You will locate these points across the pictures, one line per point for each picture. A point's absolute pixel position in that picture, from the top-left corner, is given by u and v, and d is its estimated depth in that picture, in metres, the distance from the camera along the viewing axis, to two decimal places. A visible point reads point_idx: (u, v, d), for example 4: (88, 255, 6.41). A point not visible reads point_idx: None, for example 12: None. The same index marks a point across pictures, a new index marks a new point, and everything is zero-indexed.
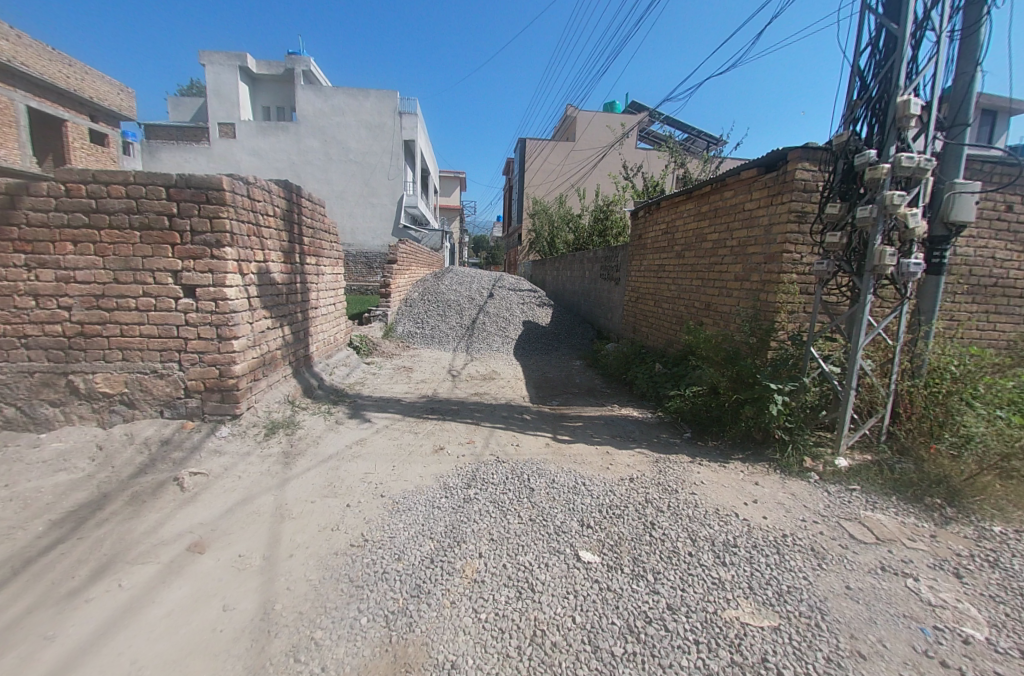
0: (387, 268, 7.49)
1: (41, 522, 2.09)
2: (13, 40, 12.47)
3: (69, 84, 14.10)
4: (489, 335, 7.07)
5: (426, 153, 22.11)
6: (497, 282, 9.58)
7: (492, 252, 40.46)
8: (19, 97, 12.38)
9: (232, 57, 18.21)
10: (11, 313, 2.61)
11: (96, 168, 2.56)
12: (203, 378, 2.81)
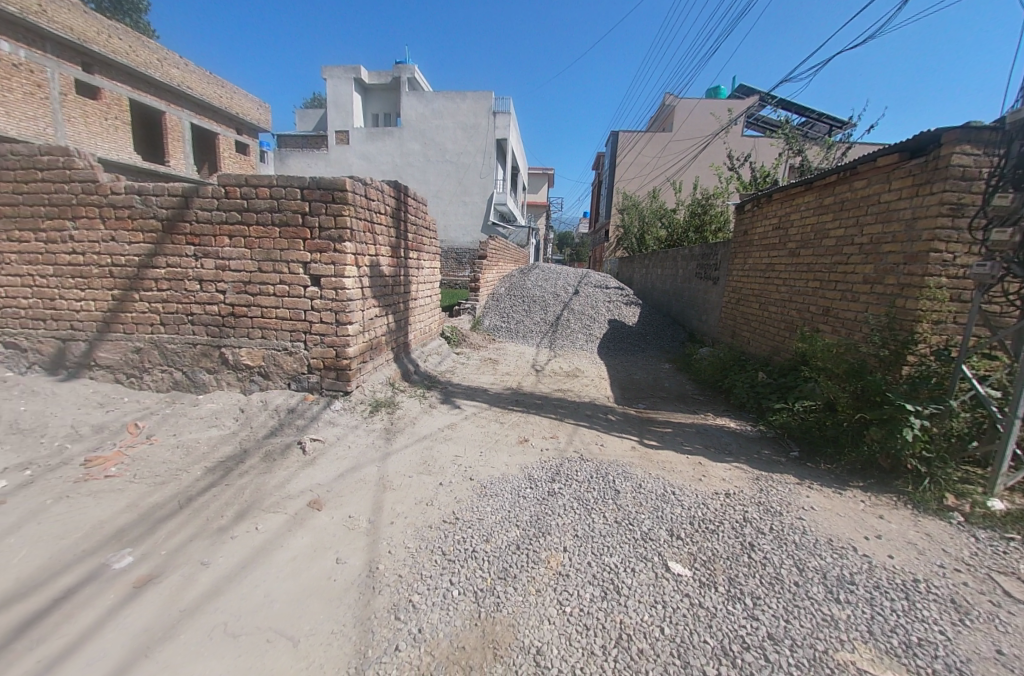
0: (477, 263, 7.84)
1: (200, 468, 2.55)
2: (184, 69, 15.20)
3: (222, 104, 16.82)
4: (573, 332, 7.04)
5: (516, 151, 22.53)
6: (583, 279, 9.49)
7: (576, 249, 40.11)
8: (184, 115, 15.30)
9: (348, 70, 20.23)
10: (183, 294, 3.18)
11: (248, 173, 3.01)
12: (323, 357, 3.18)
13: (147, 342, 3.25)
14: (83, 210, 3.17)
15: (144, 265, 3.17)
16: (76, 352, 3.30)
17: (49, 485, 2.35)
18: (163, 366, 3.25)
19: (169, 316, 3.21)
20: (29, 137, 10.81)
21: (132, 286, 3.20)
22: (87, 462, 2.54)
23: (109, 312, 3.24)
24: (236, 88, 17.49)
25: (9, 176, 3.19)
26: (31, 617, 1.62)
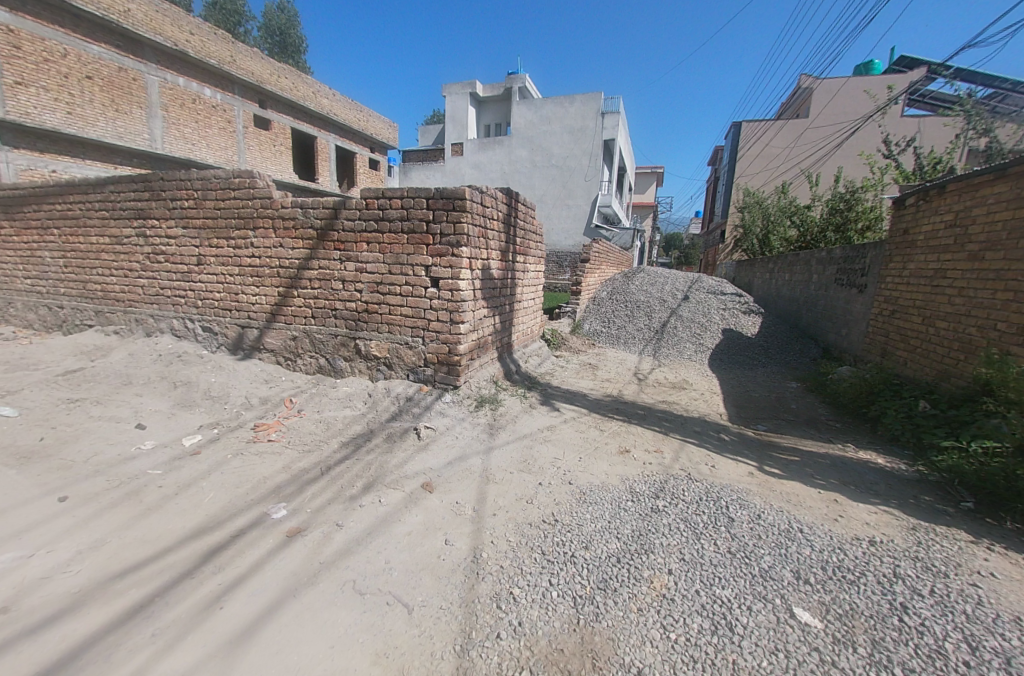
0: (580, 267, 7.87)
1: (336, 442, 2.97)
2: (331, 98, 17.80)
3: (359, 126, 19.35)
4: (680, 341, 6.62)
5: (624, 151, 21.92)
6: (694, 284, 8.86)
7: (684, 251, 37.47)
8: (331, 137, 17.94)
9: (465, 85, 21.72)
10: (329, 292, 3.72)
11: (384, 187, 3.41)
12: (438, 353, 3.46)
13: (301, 332, 3.87)
14: (260, 222, 3.89)
15: (302, 267, 3.78)
16: (251, 338, 4.08)
17: (230, 441, 2.97)
18: (312, 352, 3.85)
19: (318, 311, 3.78)
20: (219, 161, 13.89)
21: (292, 285, 3.85)
22: (256, 426, 3.14)
23: (275, 305, 3.94)
24: (371, 112, 19.95)
25: (214, 197, 4.07)
26: (217, 548, 2.07)
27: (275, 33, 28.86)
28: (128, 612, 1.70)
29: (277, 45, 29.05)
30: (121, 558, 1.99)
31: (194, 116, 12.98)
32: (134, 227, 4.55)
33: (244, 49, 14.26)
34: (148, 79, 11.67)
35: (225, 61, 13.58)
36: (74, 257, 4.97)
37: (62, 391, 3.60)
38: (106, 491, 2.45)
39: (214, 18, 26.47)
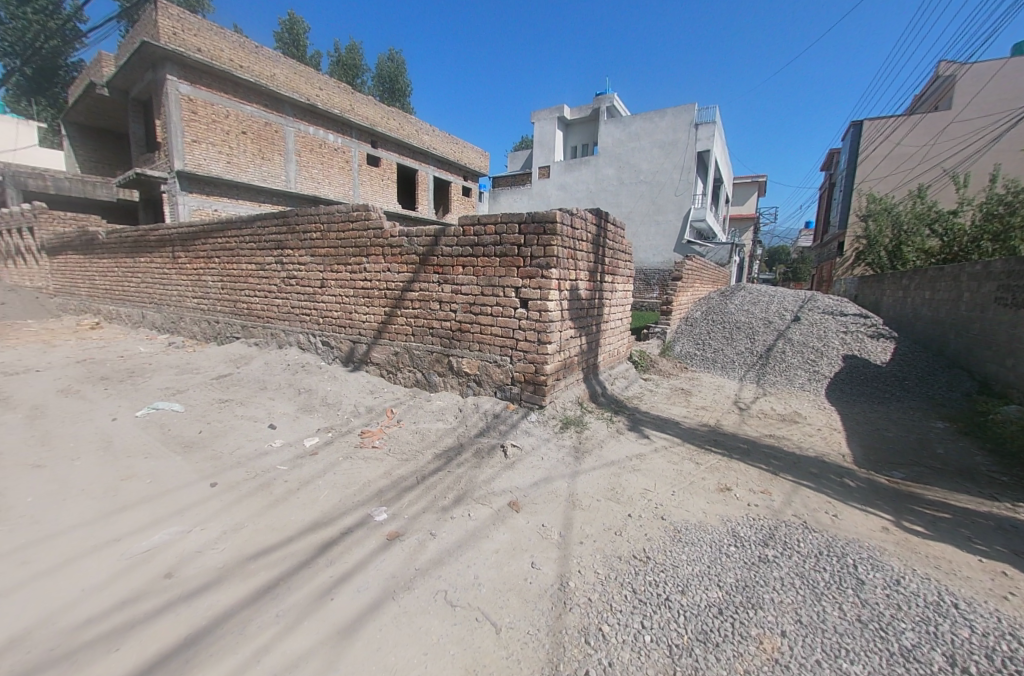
0: (672, 286, 7.59)
1: (430, 453, 3.17)
2: (430, 133, 19.55)
3: (454, 156, 20.94)
4: (790, 368, 5.95)
5: (720, 161, 20.67)
6: (806, 304, 7.94)
7: (790, 266, 33.71)
8: (430, 169, 19.69)
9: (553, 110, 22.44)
10: (428, 312, 4.02)
11: (480, 214, 3.62)
12: (525, 372, 3.53)
13: (401, 348, 4.23)
14: (372, 250, 4.37)
15: (405, 289, 4.15)
16: (360, 352, 4.56)
17: (341, 445, 3.33)
18: (410, 367, 4.18)
19: (417, 329, 4.11)
20: (339, 195, 15.90)
21: (396, 305, 4.24)
22: (363, 432, 3.48)
23: (381, 323, 4.37)
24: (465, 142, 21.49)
25: (336, 229, 4.67)
26: (328, 543, 2.30)
27: (385, 81, 32.82)
28: (259, 592, 1.96)
29: (386, 91, 33.03)
30: (255, 542, 2.32)
31: (320, 159, 15.13)
32: (273, 256, 5.38)
33: (362, 97, 16.33)
34: (288, 129, 13.93)
35: (346, 110, 15.64)
36: (230, 281, 6.01)
37: (217, 392, 4.36)
38: (247, 480, 2.90)
39: (338, 73, 31.06)
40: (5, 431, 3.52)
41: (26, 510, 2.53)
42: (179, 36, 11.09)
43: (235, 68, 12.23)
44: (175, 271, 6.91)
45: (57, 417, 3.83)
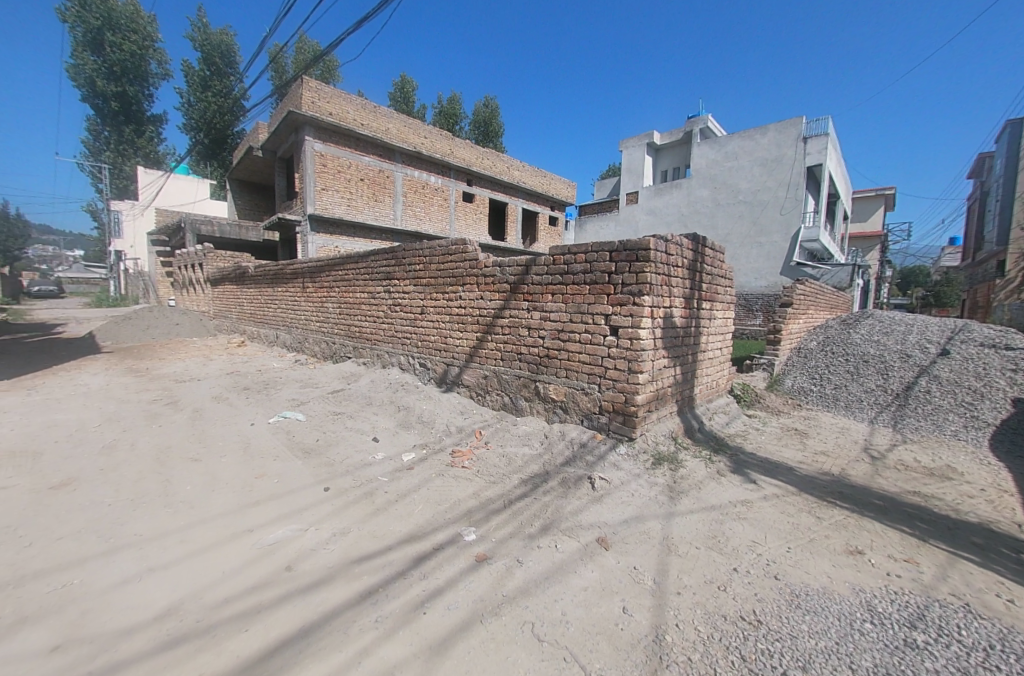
0: (781, 313, 6.91)
1: (516, 478, 3.21)
2: (520, 168, 20.67)
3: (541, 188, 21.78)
4: (939, 411, 4.94)
5: (836, 174, 18.55)
6: (960, 335, 6.61)
7: (933, 290, 28.48)
8: (518, 201, 20.74)
9: (642, 137, 22.37)
10: (517, 337, 4.16)
11: (571, 243, 3.69)
12: (614, 401, 3.43)
13: (490, 372, 4.41)
14: (468, 279, 4.69)
15: (496, 315, 4.36)
16: (452, 374, 4.85)
17: (434, 462, 3.54)
18: (499, 391, 4.32)
19: (506, 354, 4.26)
20: (437, 230, 17.38)
21: (487, 331, 4.46)
22: (453, 452, 3.65)
23: (473, 348, 4.62)
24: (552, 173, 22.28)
25: (436, 261, 5.11)
26: (422, 557, 2.41)
27: (480, 125, 35.78)
28: (362, 595, 2.12)
29: (480, 134, 36.03)
30: (359, 547, 2.53)
31: (422, 199, 16.77)
32: (382, 286, 6.04)
33: (461, 142, 17.88)
34: (397, 174, 15.76)
35: (446, 153, 17.23)
36: (345, 308, 6.86)
37: (331, 405, 4.93)
38: (353, 487, 3.20)
39: (440, 122, 34.68)
40: (180, 428, 4.36)
41: (190, 496, 3.08)
42: (317, 105, 13.38)
43: (357, 127, 14.30)
44: (304, 298, 8.08)
45: (215, 419, 4.65)
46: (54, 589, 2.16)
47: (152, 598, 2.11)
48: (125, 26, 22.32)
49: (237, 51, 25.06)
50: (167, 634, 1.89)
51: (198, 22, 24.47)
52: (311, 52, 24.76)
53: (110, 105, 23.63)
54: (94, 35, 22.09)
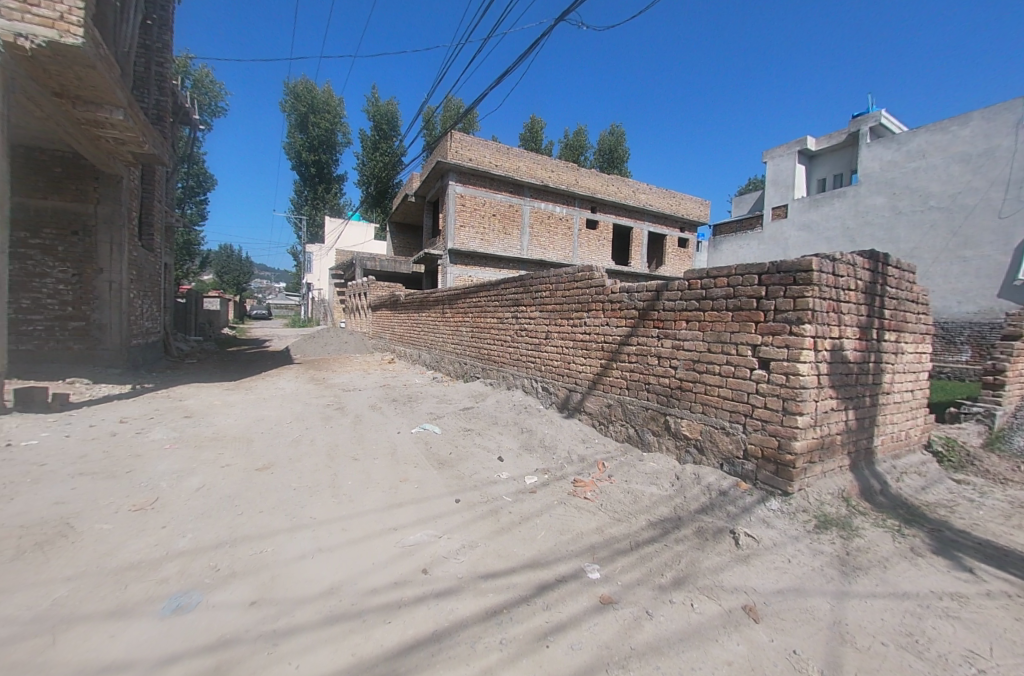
0: (1008, 348, 5.30)
1: (643, 520, 3.02)
2: (647, 191, 20.25)
3: (668, 210, 20.92)
4: None
5: None
6: None
7: None
8: (644, 225, 20.27)
9: (792, 145, 20.06)
10: (645, 366, 4.03)
11: (710, 266, 3.45)
12: (763, 446, 3.02)
13: (615, 401, 4.35)
14: (594, 305, 4.78)
15: (623, 342, 4.32)
16: (575, 400, 4.94)
17: (557, 490, 3.56)
18: (625, 422, 4.21)
19: (633, 383, 4.15)
20: (561, 258, 17.85)
21: (612, 358, 4.45)
22: (576, 482, 3.63)
23: (597, 374, 4.65)
24: (682, 194, 21.25)
25: (563, 288, 5.32)
26: (544, 585, 2.40)
27: (605, 153, 36.40)
28: (487, 612, 2.18)
29: (605, 161, 36.61)
30: (486, 563, 2.62)
31: (548, 229, 17.52)
32: (510, 311, 6.49)
33: (586, 171, 18.33)
34: (525, 207, 16.84)
35: (571, 184, 17.82)
36: (477, 331, 7.50)
37: (462, 420, 5.37)
38: (481, 503, 3.39)
39: (565, 155, 36.28)
40: (345, 429, 5.22)
41: (350, 489, 3.64)
42: (460, 152, 15.24)
43: (491, 168, 15.84)
44: (442, 322, 9.08)
45: (370, 424, 5.45)
46: (256, 552, 2.72)
47: (319, 575, 2.50)
48: (323, 108, 29.25)
49: (399, 116, 30.30)
50: (330, 610, 2.21)
51: (373, 98, 30.32)
52: (455, 109, 28.55)
53: (310, 171, 30.52)
54: (304, 119, 29.15)
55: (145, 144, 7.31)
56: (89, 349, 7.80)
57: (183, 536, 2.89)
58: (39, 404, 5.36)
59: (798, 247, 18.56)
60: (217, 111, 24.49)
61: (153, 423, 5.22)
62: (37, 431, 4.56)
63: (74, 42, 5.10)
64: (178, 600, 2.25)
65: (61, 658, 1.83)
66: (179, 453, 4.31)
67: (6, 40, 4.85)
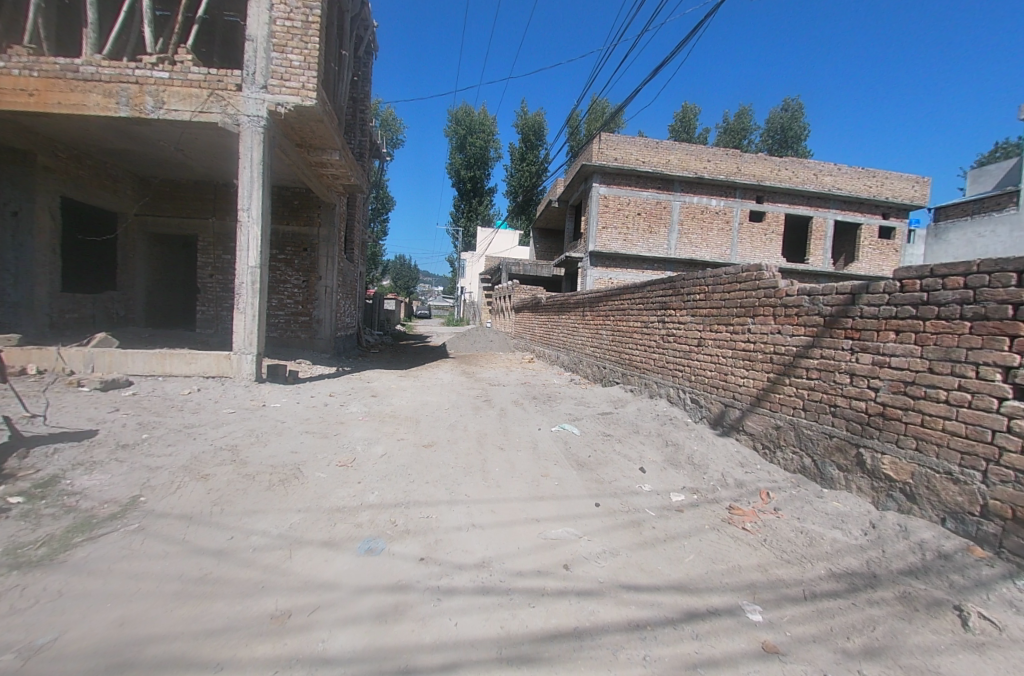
0: None
1: (821, 568, 2.57)
2: (833, 174, 16.90)
3: (864, 193, 17.07)
4: None
5: None
6: None
7: None
8: (829, 214, 16.95)
9: None
10: (830, 385, 3.41)
11: (936, 263, 2.73)
12: (1017, 504, 2.26)
13: (786, 423, 3.81)
14: (761, 310, 4.26)
15: (800, 354, 3.75)
16: (732, 416, 4.48)
17: (709, 513, 3.28)
18: (799, 449, 3.64)
19: (812, 404, 3.56)
20: (715, 256, 16.16)
21: (784, 372, 3.90)
22: (732, 508, 3.30)
23: (762, 390, 4.13)
24: (886, 172, 17.07)
25: (722, 290, 4.88)
26: (693, 613, 2.22)
27: (776, 133, 31.71)
28: (630, 624, 2.13)
29: (776, 142, 31.94)
30: (628, 574, 2.57)
31: (700, 226, 16.06)
32: (656, 315, 6.21)
33: (750, 158, 16.21)
34: (674, 203, 15.78)
35: (731, 173, 16.01)
36: (618, 334, 7.36)
37: (602, 424, 5.35)
38: (622, 512, 3.33)
39: (724, 142, 32.86)
40: (492, 420, 5.71)
41: (497, 476, 3.96)
42: (605, 153, 15.14)
43: (638, 165, 15.30)
44: (581, 325, 9.17)
45: (514, 418, 5.84)
46: (424, 516, 3.19)
47: (473, 547, 2.79)
48: (479, 128, 32.48)
49: (545, 125, 31.66)
50: (481, 582, 2.44)
51: (523, 112, 32.37)
52: (601, 110, 28.42)
53: (466, 186, 34.15)
54: (463, 141, 32.85)
55: (351, 176, 9.20)
56: (310, 337, 10.16)
57: (371, 492, 3.55)
58: (281, 377, 7.21)
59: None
60: (397, 142, 29.39)
61: (350, 398, 6.53)
62: (280, 397, 6.17)
63: (309, 104, 6.71)
64: (369, 543, 2.79)
65: (295, 569, 2.45)
66: (368, 424, 5.31)
67: (271, 109, 6.68)
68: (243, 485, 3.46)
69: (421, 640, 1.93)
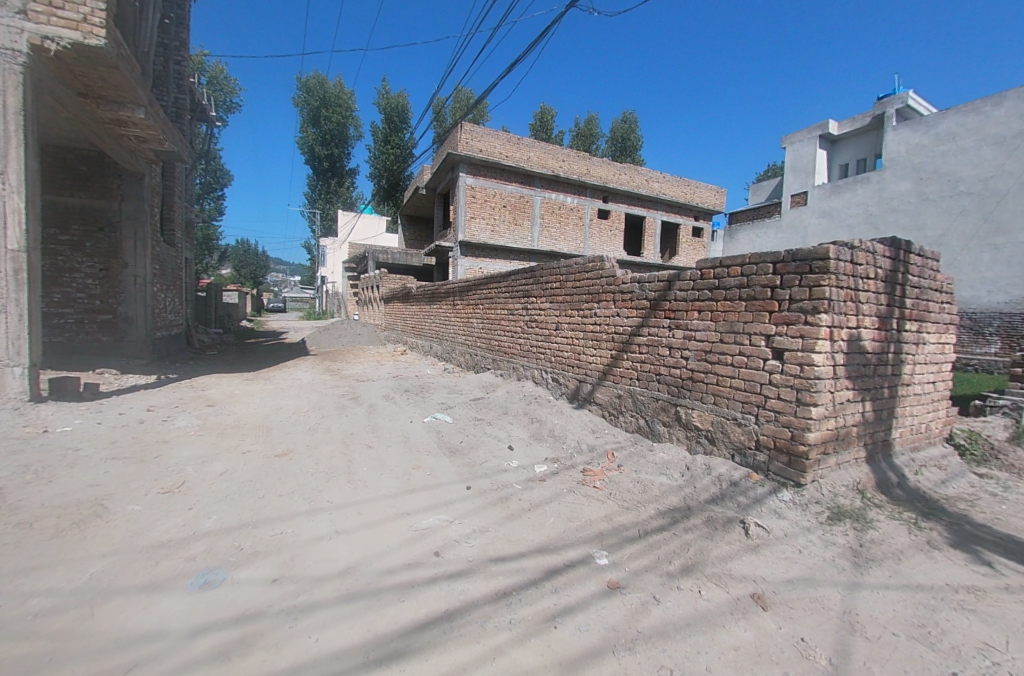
0: None
1: (653, 509, 3.07)
2: (662, 180, 20.02)
3: (683, 198, 20.64)
4: None
5: None
6: None
7: None
8: (659, 214, 20.09)
9: (814, 129, 19.95)
10: (656, 357, 4.07)
11: (724, 256, 3.45)
12: (776, 436, 3.02)
13: (625, 392, 4.41)
14: (604, 295, 4.83)
15: (633, 333, 4.37)
16: (585, 391, 5.01)
17: (567, 478, 3.64)
18: (636, 413, 4.27)
19: (643, 373, 4.21)
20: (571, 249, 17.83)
21: (622, 348, 4.51)
22: (586, 471, 3.72)
23: (607, 365, 4.71)
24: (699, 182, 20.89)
25: (573, 278, 5.41)
26: (554, 570, 2.45)
27: (618, 142, 36.13)
28: (498, 594, 2.24)
29: (618, 149, 36.41)
30: (496, 548, 2.70)
31: (559, 220, 17.49)
32: (520, 303, 6.57)
33: (599, 161, 18.17)
34: (537, 198, 16.83)
35: (583, 173, 17.71)
36: (487, 322, 7.59)
37: (473, 409, 5.49)
38: (491, 491, 3.47)
39: (577, 144, 36.13)
40: (360, 418, 5.38)
41: (364, 476, 3.75)
42: (471, 143, 15.28)
43: (503, 158, 15.84)
44: (452, 314, 9.22)
45: (384, 413, 5.60)
46: (277, 533, 2.85)
47: (337, 555, 2.61)
48: (334, 102, 29.49)
49: (409, 109, 30.56)
50: (348, 588, 2.31)
51: (385, 92, 30.55)
52: (466, 100, 28.61)
53: (323, 165, 30.92)
54: (317, 114, 29.54)
55: (166, 141, 7.54)
56: (116, 340, 8.15)
57: (208, 517, 3.03)
58: (71, 393, 5.62)
59: (819, 234, 18.55)
60: (231, 106, 24.96)
61: (176, 412, 5.43)
62: (71, 418, 4.81)
63: (98, 43, 5.23)
64: (205, 577, 2.38)
65: (100, 627, 1.96)
66: (202, 439, 4.50)
67: (33, 43, 5.00)
68: (12, 538, 2.61)
69: (275, 668, 1.73)
